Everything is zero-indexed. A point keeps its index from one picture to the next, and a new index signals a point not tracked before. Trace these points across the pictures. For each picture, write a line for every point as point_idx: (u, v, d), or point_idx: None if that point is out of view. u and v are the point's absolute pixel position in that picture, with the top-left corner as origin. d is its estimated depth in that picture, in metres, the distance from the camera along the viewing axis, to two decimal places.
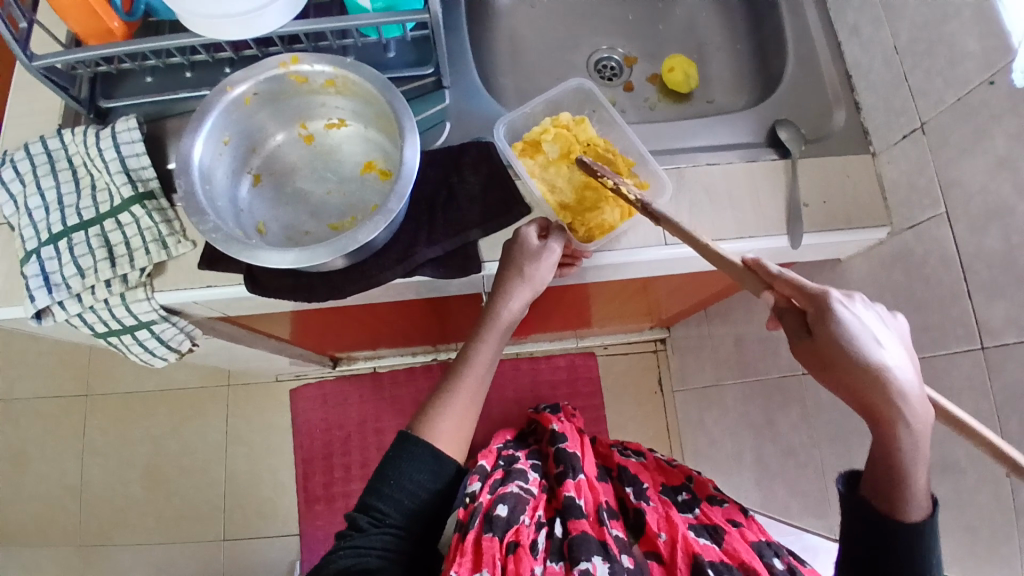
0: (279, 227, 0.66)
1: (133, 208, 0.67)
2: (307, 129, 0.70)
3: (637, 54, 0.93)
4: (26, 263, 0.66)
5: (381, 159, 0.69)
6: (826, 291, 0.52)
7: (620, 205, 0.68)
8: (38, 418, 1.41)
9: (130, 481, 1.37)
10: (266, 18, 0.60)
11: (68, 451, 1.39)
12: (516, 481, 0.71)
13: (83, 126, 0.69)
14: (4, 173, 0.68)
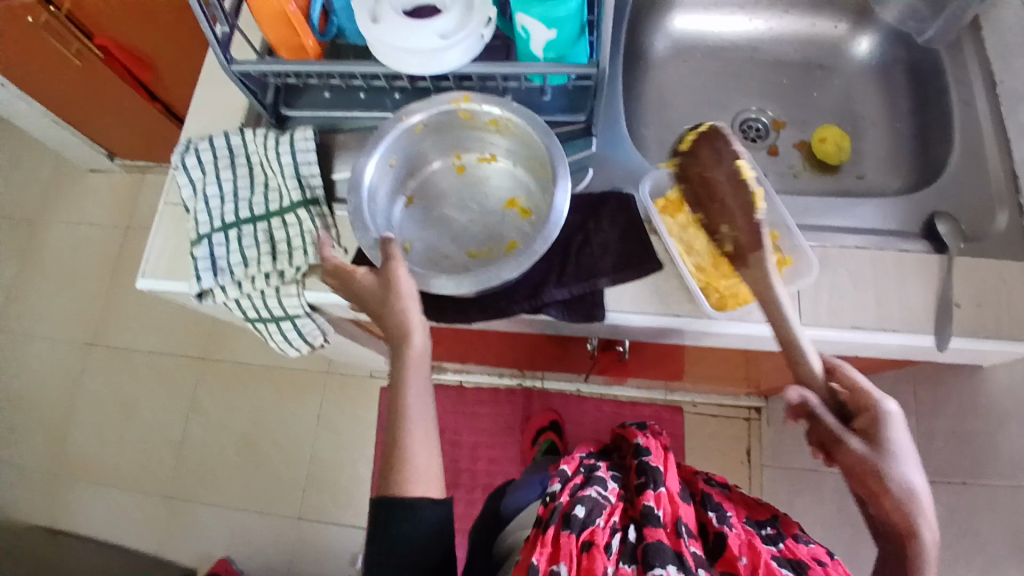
0: (424, 249, 0.70)
1: (300, 210, 0.73)
2: (461, 160, 0.74)
3: (786, 119, 0.90)
4: (198, 245, 0.72)
5: (524, 197, 0.71)
6: (881, 400, 0.57)
7: None
8: (158, 370, 1.55)
9: (223, 444, 1.47)
10: (450, 55, 0.65)
11: (176, 405, 1.52)
12: (594, 486, 0.70)
13: (265, 130, 0.76)
14: (189, 160, 0.76)
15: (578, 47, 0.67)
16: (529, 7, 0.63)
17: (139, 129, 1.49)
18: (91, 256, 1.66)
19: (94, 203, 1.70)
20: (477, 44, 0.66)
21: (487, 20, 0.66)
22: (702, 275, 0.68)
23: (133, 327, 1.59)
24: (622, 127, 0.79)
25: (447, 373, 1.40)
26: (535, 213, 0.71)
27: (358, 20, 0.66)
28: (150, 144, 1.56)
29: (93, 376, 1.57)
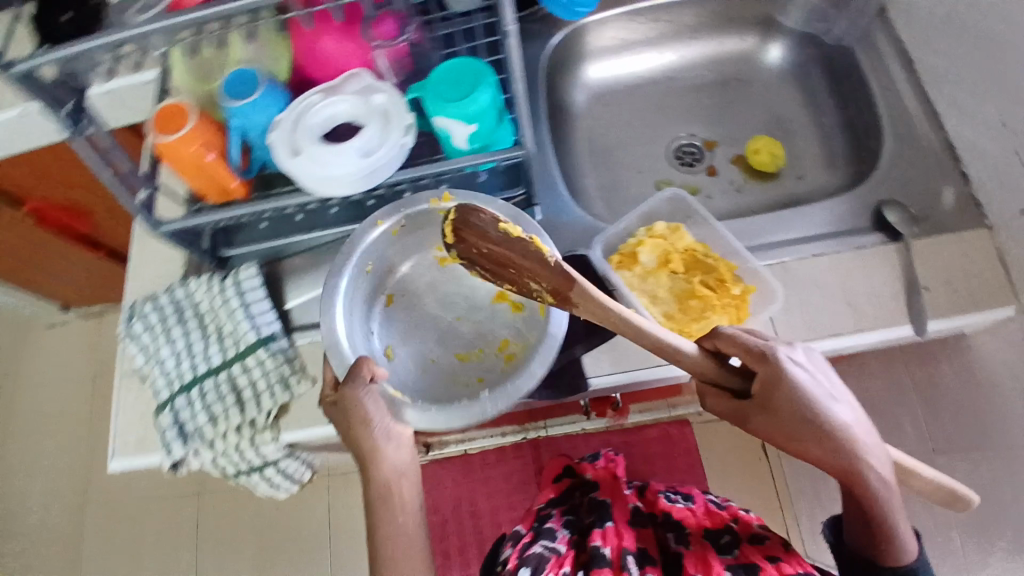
0: (408, 354, 0.68)
1: (258, 351, 0.71)
2: (442, 252, 0.73)
3: (718, 139, 0.91)
4: (162, 412, 0.71)
5: (514, 291, 0.70)
6: (770, 349, 0.60)
7: (729, 311, 0.67)
8: (157, 513, 1.49)
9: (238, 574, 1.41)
10: (376, 170, 0.65)
11: (182, 545, 1.46)
12: (542, 543, 0.77)
13: (206, 276, 0.75)
14: (136, 327, 0.74)
15: (501, 130, 0.67)
16: (443, 108, 0.63)
17: (92, 274, 1.47)
18: (67, 407, 1.61)
19: (61, 352, 1.66)
20: (402, 151, 0.66)
21: (407, 127, 0.66)
22: (673, 323, 0.68)
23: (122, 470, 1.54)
24: (563, 189, 0.79)
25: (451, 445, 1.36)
26: (528, 305, 0.70)
27: (276, 152, 0.65)
28: (106, 285, 1.53)
29: (90, 529, 1.51)
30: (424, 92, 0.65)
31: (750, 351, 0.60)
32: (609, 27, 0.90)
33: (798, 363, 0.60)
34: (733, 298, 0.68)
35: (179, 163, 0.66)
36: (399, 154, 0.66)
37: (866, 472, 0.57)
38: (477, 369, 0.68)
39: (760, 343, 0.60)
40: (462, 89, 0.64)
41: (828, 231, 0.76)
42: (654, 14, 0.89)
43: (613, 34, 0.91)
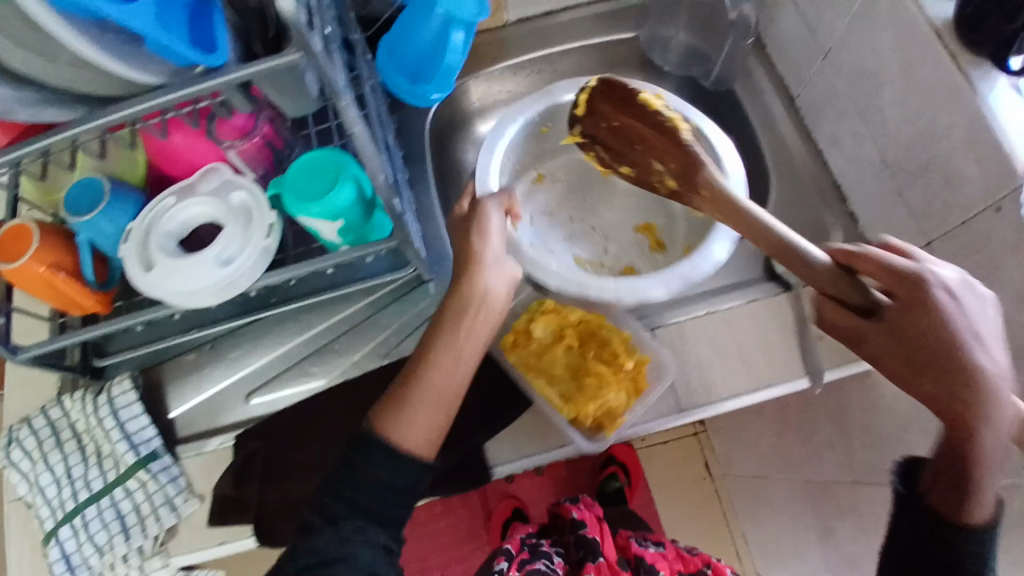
0: (540, 213, 0.84)
1: (138, 473, 0.66)
2: None
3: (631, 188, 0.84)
4: (48, 545, 0.66)
5: (659, 234, 0.83)
6: (918, 270, 0.49)
7: (622, 388, 0.66)
8: None
9: None
10: (238, 279, 0.61)
11: None
12: (542, 561, 0.87)
13: (81, 392, 0.69)
14: (14, 453, 0.68)
15: (374, 220, 0.64)
16: (306, 208, 0.60)
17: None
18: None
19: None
20: (266, 254, 0.62)
21: (269, 227, 0.62)
22: (571, 405, 0.66)
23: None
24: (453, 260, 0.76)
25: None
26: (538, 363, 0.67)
27: (128, 268, 0.61)
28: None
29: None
30: (284, 189, 0.61)
31: (880, 265, 0.51)
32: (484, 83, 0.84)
33: (955, 301, 0.48)
34: (627, 372, 0.67)
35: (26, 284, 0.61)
36: (260, 264, 0.62)
37: (978, 420, 0.45)
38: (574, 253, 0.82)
39: (915, 265, 0.49)
40: (324, 184, 0.60)
41: (721, 285, 0.75)
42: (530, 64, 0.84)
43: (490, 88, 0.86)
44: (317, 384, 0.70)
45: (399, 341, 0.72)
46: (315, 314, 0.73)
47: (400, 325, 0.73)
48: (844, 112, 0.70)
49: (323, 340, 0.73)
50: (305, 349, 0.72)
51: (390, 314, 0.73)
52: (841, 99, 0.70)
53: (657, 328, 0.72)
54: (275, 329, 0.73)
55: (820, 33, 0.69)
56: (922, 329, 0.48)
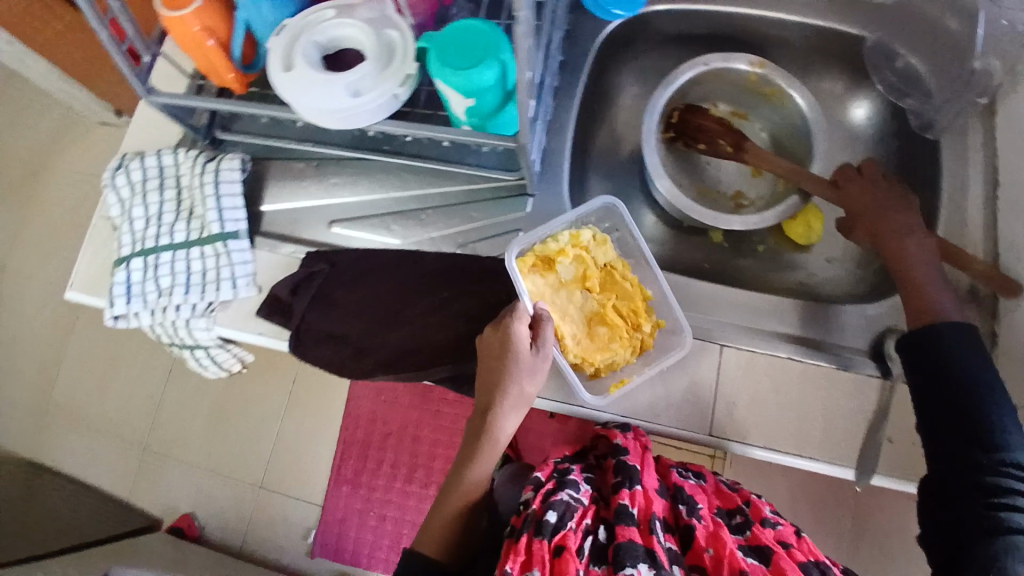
0: (677, 163, 0.81)
1: (216, 244, 0.71)
2: (760, 83, 0.76)
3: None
4: (117, 268, 0.72)
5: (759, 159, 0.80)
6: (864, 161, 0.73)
7: (632, 345, 0.68)
8: (90, 350, 1.45)
9: (169, 417, 1.41)
10: (359, 115, 0.62)
11: (104, 378, 1.44)
12: (566, 490, 0.61)
13: (198, 153, 0.75)
14: (120, 179, 0.75)
15: (502, 114, 0.63)
16: (444, 74, 0.58)
17: (101, 91, 1.37)
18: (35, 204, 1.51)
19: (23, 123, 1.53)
20: (391, 102, 0.63)
21: (405, 77, 0.62)
22: (579, 349, 0.68)
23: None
24: (565, 187, 0.74)
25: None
26: (553, 297, 0.69)
27: (271, 61, 0.63)
28: (109, 101, 1.43)
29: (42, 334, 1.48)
30: (433, 48, 0.59)
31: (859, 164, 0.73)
32: (673, 20, 0.77)
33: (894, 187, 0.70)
34: (641, 333, 0.69)
35: (181, 41, 0.64)
36: (391, 106, 0.63)
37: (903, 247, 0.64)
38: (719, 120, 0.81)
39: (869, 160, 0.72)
40: (469, 58, 0.58)
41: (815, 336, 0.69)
42: (731, 19, 0.76)
43: (678, 26, 0.78)
44: (392, 242, 0.73)
45: (480, 239, 0.73)
46: (418, 179, 0.74)
47: (487, 224, 0.73)
48: None
49: (414, 206, 0.74)
50: (395, 207, 0.74)
51: (483, 210, 0.73)
52: None
53: (726, 347, 0.67)
54: (378, 176, 0.75)
55: None
56: (877, 224, 0.67)
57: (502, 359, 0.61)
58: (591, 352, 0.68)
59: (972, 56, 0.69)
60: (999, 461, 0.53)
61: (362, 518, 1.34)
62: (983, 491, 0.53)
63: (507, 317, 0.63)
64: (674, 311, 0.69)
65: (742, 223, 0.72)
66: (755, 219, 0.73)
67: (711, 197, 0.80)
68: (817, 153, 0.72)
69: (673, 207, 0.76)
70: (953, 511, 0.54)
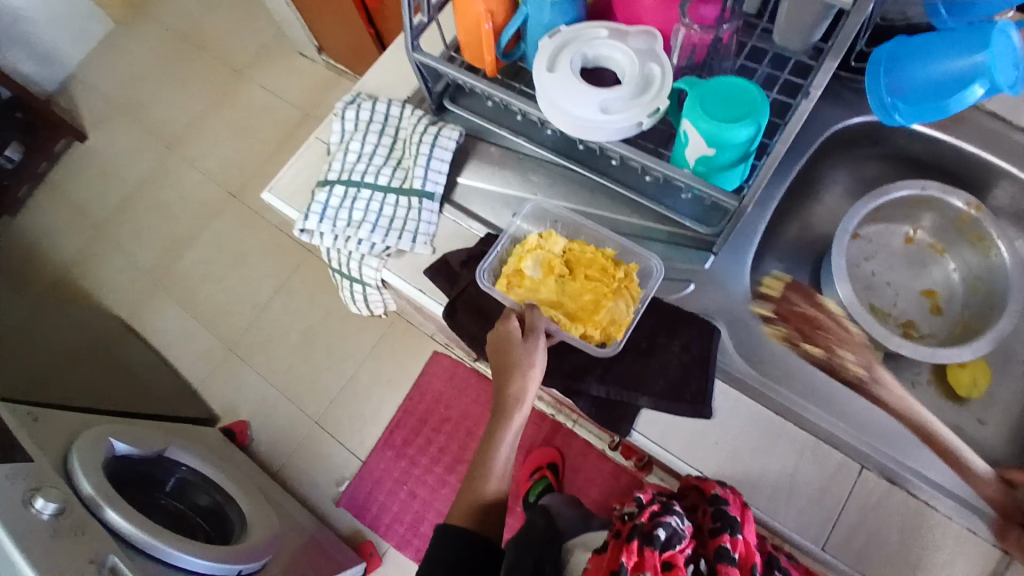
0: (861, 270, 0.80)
1: (413, 198, 0.76)
2: (972, 226, 0.73)
3: (941, 290, 0.78)
4: (320, 188, 0.78)
5: (943, 296, 0.78)
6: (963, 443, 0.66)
7: (621, 298, 0.70)
8: (219, 245, 1.58)
9: (262, 329, 1.49)
10: (599, 131, 0.65)
11: (220, 273, 1.55)
12: (675, 516, 0.65)
13: (422, 112, 0.80)
14: (348, 112, 0.81)
15: (729, 171, 0.65)
16: (697, 120, 0.60)
17: (315, 28, 1.49)
18: (229, 108, 1.70)
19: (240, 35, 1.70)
20: (633, 129, 0.65)
21: (655, 111, 0.64)
22: (576, 321, 0.70)
23: (234, 177, 1.63)
24: (750, 255, 0.74)
25: (480, 364, 1.34)
26: (544, 294, 0.71)
27: (537, 58, 0.67)
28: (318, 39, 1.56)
29: (186, 215, 1.61)
30: (692, 94, 0.62)
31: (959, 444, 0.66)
32: (907, 139, 0.77)
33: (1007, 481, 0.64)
34: (619, 281, 0.71)
35: (462, 15, 0.69)
36: (629, 131, 0.66)
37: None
38: (920, 243, 0.80)
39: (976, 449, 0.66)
40: (730, 111, 0.60)
41: (935, 478, 0.64)
42: (962, 157, 0.75)
43: (908, 146, 0.78)
44: None
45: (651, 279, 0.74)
46: (611, 203, 0.77)
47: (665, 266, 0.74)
48: None
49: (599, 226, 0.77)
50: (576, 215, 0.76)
51: (663, 252, 0.75)
52: None
53: (866, 469, 0.66)
54: (575, 186, 0.78)
55: None
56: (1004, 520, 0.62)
57: (505, 350, 0.65)
58: (590, 320, 0.69)
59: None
60: None
61: (395, 488, 1.36)
62: None
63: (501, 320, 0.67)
64: (640, 252, 0.72)
65: (908, 352, 0.70)
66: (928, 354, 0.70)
67: (882, 316, 0.78)
68: (1010, 311, 0.69)
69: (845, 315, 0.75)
70: None
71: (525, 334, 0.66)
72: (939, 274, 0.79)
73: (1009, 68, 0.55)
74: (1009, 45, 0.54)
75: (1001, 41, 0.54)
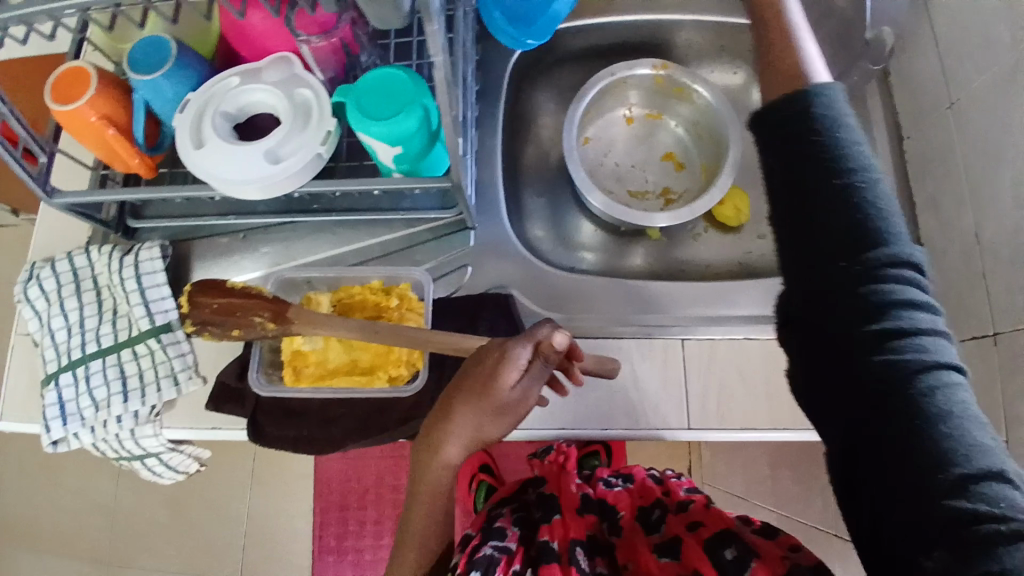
0: (604, 167, 0.82)
1: (149, 341, 0.67)
2: (665, 80, 0.78)
3: (676, 149, 0.82)
4: (46, 388, 0.66)
5: (680, 152, 0.82)
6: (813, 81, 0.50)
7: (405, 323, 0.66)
8: (30, 470, 1.35)
9: (128, 526, 1.32)
10: (284, 181, 0.59)
11: (50, 499, 1.33)
12: (489, 543, 0.62)
13: (110, 246, 0.70)
14: (31, 290, 0.69)
15: (431, 155, 0.62)
16: (366, 126, 0.57)
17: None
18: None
19: None
20: (316, 161, 0.60)
21: (326, 135, 0.60)
22: (376, 370, 0.65)
23: None
24: (502, 211, 0.74)
25: None
26: (333, 361, 0.66)
27: (178, 139, 0.59)
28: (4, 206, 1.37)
29: None
30: (351, 103, 0.58)
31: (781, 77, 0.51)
32: (581, 35, 0.79)
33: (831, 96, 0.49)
34: (396, 309, 0.66)
35: (78, 135, 0.60)
36: (316, 165, 0.60)
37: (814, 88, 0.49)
38: (638, 118, 0.83)
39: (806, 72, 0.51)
40: (391, 105, 0.57)
41: (737, 314, 0.72)
42: (633, 27, 0.79)
43: (585, 41, 0.80)
44: None
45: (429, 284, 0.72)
46: (354, 233, 0.73)
47: (433, 266, 0.72)
48: (951, 171, 0.66)
49: (357, 259, 0.73)
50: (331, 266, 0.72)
51: (426, 252, 0.72)
52: (954, 161, 0.66)
53: (687, 339, 0.70)
54: (312, 236, 0.73)
55: (953, 84, 0.67)
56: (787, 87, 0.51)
57: (489, 378, 0.49)
58: (388, 361, 0.65)
59: (863, 28, 0.73)
60: (909, 372, 0.42)
61: None
62: (885, 379, 0.42)
63: (505, 345, 0.50)
64: (405, 269, 0.69)
65: (674, 219, 0.72)
66: (693, 210, 0.73)
67: (642, 198, 0.81)
68: (733, 139, 0.74)
69: (612, 218, 0.76)
70: (868, 411, 0.43)
71: (520, 373, 0.50)
72: (667, 137, 0.82)
73: None
74: None
75: None
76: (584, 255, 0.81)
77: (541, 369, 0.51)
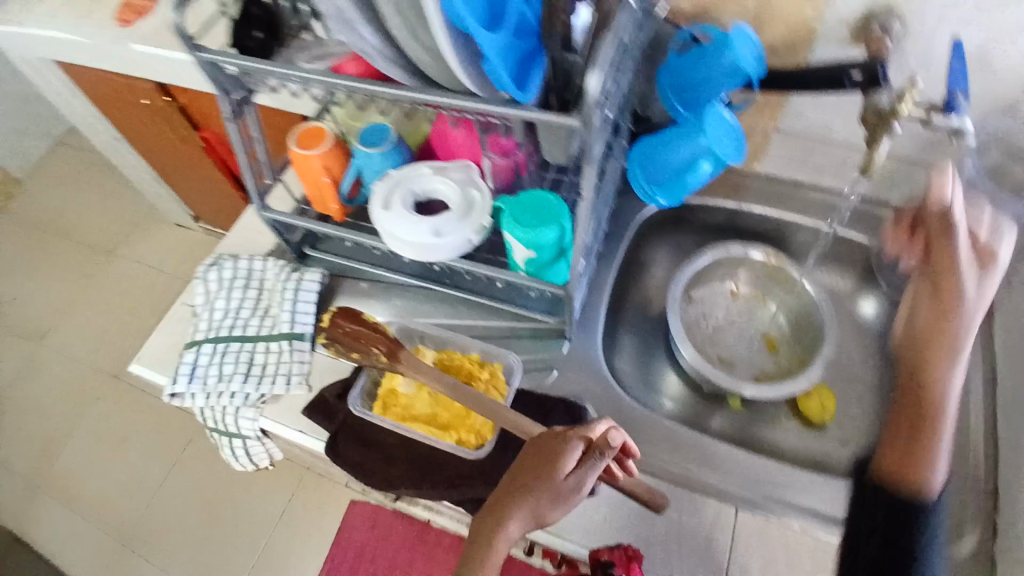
0: (701, 328, 0.89)
1: (282, 342, 0.80)
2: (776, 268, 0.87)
3: (773, 331, 0.88)
4: (191, 349, 0.80)
5: (776, 336, 0.88)
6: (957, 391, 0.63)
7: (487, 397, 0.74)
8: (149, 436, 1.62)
9: (188, 513, 1.51)
10: (436, 251, 0.73)
11: (155, 463, 1.59)
12: None
13: (285, 263, 0.86)
14: (212, 274, 0.85)
15: (556, 266, 0.74)
16: (513, 229, 0.70)
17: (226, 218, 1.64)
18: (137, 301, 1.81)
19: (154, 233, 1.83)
20: (466, 245, 0.74)
21: (479, 227, 0.73)
22: (449, 429, 0.74)
23: None
24: (599, 333, 0.83)
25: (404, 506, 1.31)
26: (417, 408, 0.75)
27: (372, 198, 0.75)
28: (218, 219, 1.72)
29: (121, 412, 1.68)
30: (508, 208, 0.72)
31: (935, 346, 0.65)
32: (709, 210, 0.91)
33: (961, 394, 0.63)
34: (483, 382, 0.76)
35: (301, 175, 0.78)
36: (465, 247, 0.74)
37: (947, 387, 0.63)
38: (744, 295, 0.91)
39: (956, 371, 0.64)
40: (537, 218, 0.70)
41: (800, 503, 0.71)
42: (755, 216, 0.89)
43: (709, 216, 0.92)
44: None
45: None
46: (471, 311, 0.84)
47: (526, 361, 0.81)
48: None
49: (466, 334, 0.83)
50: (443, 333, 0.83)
51: (525, 347, 0.82)
52: None
53: (741, 509, 0.71)
54: (437, 304, 0.85)
55: None
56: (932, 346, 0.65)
57: (546, 460, 0.61)
58: (462, 426, 0.74)
59: None
60: None
61: None
62: None
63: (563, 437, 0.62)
64: (502, 352, 0.78)
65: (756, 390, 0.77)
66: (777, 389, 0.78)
67: (729, 365, 0.87)
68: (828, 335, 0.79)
69: (697, 372, 0.82)
70: None
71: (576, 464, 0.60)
72: (766, 318, 0.89)
73: (729, 143, 0.68)
74: (722, 124, 0.68)
75: (714, 123, 0.67)
76: (661, 400, 0.87)
77: (595, 462, 0.60)
